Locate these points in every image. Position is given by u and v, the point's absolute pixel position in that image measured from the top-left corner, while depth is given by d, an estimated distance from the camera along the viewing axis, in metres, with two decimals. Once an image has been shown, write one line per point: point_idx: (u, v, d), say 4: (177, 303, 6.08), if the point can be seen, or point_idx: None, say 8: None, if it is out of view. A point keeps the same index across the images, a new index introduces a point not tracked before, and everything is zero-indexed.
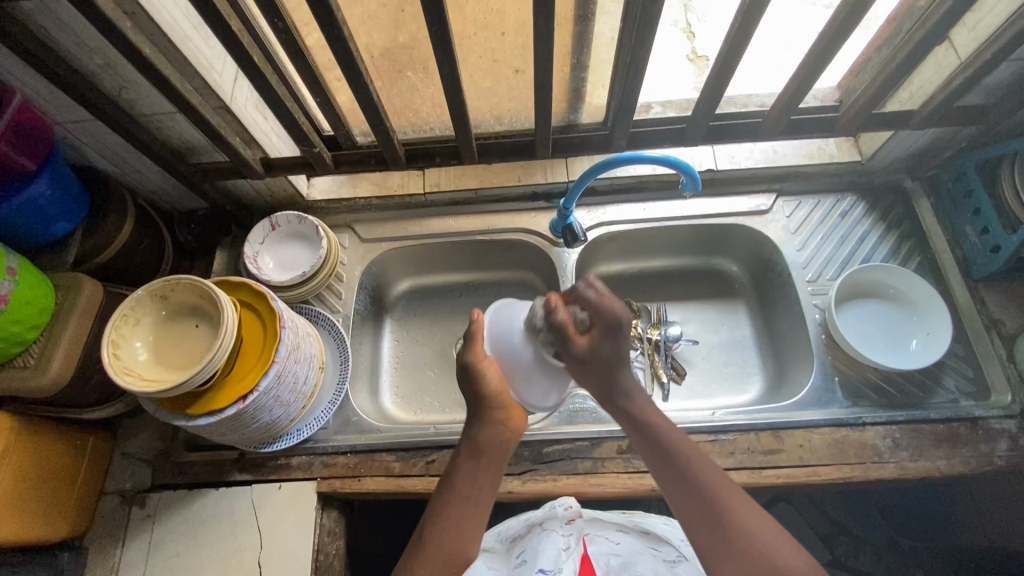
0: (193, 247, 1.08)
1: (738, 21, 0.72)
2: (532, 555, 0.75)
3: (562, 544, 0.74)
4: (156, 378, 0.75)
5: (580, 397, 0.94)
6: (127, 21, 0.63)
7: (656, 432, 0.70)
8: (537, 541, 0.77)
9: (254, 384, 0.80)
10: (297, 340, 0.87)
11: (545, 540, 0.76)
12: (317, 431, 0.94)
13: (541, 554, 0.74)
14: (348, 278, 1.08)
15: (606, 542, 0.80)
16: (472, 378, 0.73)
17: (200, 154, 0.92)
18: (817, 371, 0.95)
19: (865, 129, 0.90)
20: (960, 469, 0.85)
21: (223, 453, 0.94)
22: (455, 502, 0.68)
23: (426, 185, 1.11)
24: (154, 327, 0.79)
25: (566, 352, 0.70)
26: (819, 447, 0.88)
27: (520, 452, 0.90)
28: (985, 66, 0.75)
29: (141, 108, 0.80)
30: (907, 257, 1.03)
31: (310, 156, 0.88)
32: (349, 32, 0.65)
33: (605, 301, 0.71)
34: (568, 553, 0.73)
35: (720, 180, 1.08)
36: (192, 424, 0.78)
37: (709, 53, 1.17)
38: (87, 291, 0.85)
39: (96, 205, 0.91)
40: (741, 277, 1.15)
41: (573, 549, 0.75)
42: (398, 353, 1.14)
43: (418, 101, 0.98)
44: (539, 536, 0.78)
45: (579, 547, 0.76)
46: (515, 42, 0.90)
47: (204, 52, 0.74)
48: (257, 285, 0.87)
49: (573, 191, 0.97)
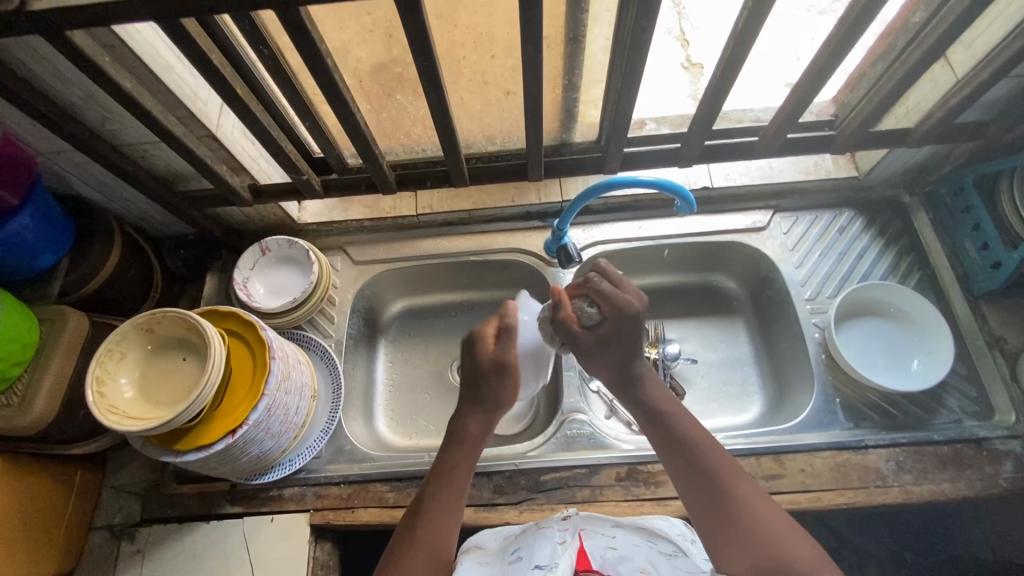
0: (183, 273, 1.07)
1: (728, 50, 0.71)
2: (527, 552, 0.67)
3: (558, 540, 0.67)
4: (142, 415, 0.73)
5: (577, 422, 0.93)
6: (106, 57, 0.61)
7: (669, 421, 0.69)
8: (533, 539, 0.69)
9: (244, 418, 0.78)
10: (287, 370, 0.85)
11: (541, 539, 0.68)
12: (310, 460, 0.93)
13: (536, 552, 0.66)
14: (340, 302, 1.06)
15: (604, 537, 0.69)
16: (498, 377, 0.72)
17: (188, 182, 0.90)
18: (818, 393, 0.93)
19: (862, 147, 0.89)
20: (966, 492, 0.84)
21: (214, 485, 0.92)
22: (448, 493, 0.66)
23: (418, 206, 1.10)
24: (139, 362, 0.78)
25: (574, 343, 0.74)
26: (822, 472, 0.86)
27: (517, 481, 0.88)
28: (983, 85, 0.74)
29: (125, 138, 0.79)
30: (908, 273, 1.01)
31: (299, 183, 0.87)
32: (334, 63, 0.64)
33: (622, 289, 0.73)
34: (563, 548, 0.65)
35: (716, 198, 1.07)
36: (180, 460, 0.76)
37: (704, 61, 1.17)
38: (72, 324, 0.84)
39: (82, 235, 0.89)
40: (739, 294, 1.13)
41: (569, 543, 0.66)
42: (393, 375, 1.12)
43: (408, 124, 0.96)
44: (534, 535, 0.70)
45: (574, 542, 0.66)
46: (505, 64, 0.87)
47: (189, 82, 0.73)
48: (246, 314, 0.85)
49: (567, 212, 0.95)
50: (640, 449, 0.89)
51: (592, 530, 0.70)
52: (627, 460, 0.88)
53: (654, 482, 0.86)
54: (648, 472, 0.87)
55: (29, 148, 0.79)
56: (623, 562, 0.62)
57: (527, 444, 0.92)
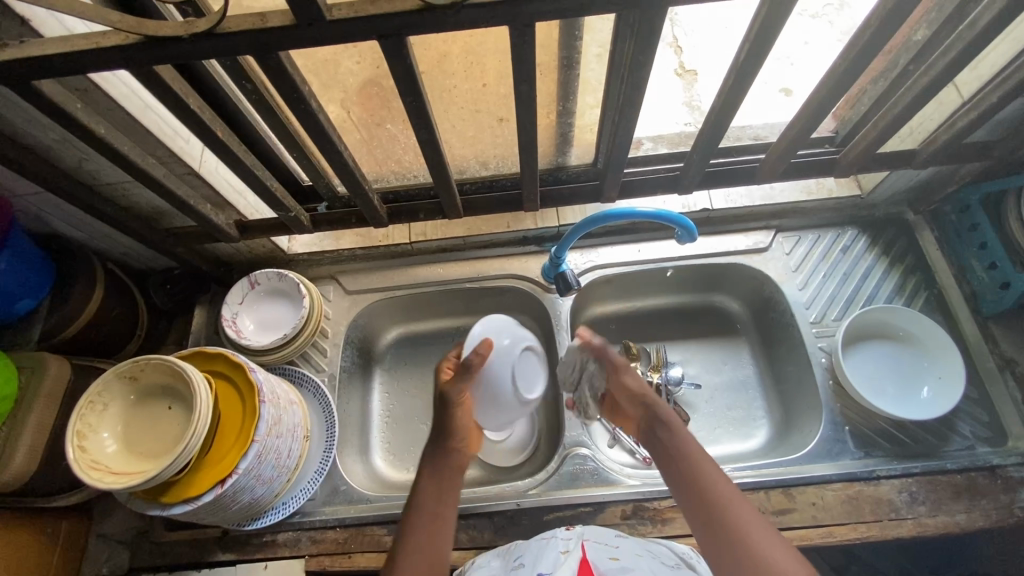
0: (170, 308, 1.04)
1: (725, 89, 0.69)
2: (530, 559, 0.68)
3: (561, 548, 0.68)
4: (126, 469, 0.70)
5: (580, 457, 0.90)
6: (78, 103, 0.58)
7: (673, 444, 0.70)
8: (538, 548, 0.70)
9: (233, 466, 0.75)
10: (279, 413, 0.82)
11: (545, 548, 0.69)
12: (304, 502, 0.90)
13: (540, 559, 0.67)
14: (333, 334, 1.03)
15: (606, 547, 0.69)
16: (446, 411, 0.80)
17: (172, 219, 0.88)
18: (826, 421, 0.91)
19: (866, 169, 0.86)
20: (982, 523, 0.81)
21: (206, 531, 0.89)
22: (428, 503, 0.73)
23: (412, 235, 1.06)
24: (122, 412, 0.74)
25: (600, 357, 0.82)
26: (833, 505, 0.84)
27: (519, 521, 0.85)
28: (991, 109, 0.72)
29: (103, 178, 0.76)
30: (914, 293, 0.99)
31: (287, 219, 0.84)
32: (319, 103, 0.61)
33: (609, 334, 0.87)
34: (567, 556, 0.66)
35: (716, 219, 1.05)
36: (168, 512, 0.73)
37: (699, 67, 1.15)
38: (52, 371, 0.81)
39: (62, 276, 0.86)
40: (742, 315, 1.11)
41: (573, 551, 0.67)
42: (389, 406, 1.09)
43: (399, 152, 0.93)
44: (537, 544, 0.71)
45: (578, 551, 0.67)
46: (496, 92, 0.88)
47: (168, 121, 0.70)
48: (234, 355, 0.82)
49: (564, 240, 0.92)
50: (646, 484, 0.86)
51: (595, 541, 0.71)
52: (633, 497, 0.85)
53: (660, 520, 0.84)
54: (654, 509, 0.84)
55: (5, 191, 0.76)
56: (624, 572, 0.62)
57: (529, 482, 0.89)
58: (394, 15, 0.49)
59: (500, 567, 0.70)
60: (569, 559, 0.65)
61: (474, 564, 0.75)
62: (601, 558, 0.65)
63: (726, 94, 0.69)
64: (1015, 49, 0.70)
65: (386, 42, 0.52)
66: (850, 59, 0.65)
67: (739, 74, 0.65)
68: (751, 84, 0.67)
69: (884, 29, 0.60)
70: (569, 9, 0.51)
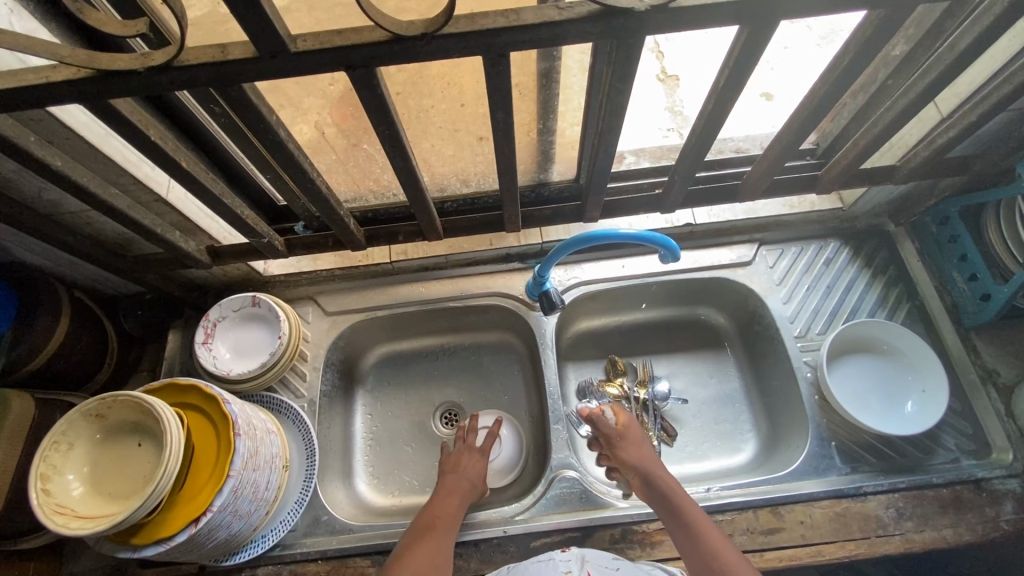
0: (142, 334, 1.00)
1: (705, 114, 0.68)
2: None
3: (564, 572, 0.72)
4: (93, 512, 0.67)
5: (567, 480, 0.89)
6: (31, 135, 0.55)
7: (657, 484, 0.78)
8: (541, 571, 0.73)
9: (208, 503, 0.72)
10: (255, 445, 0.79)
11: (548, 569, 0.73)
12: (285, 535, 0.87)
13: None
14: (312, 357, 1.00)
15: (606, 570, 0.73)
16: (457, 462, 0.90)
17: (140, 245, 0.84)
18: (813, 436, 0.90)
19: (848, 185, 0.86)
20: (967, 538, 0.81)
21: (181, 567, 0.86)
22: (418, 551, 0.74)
23: (392, 253, 1.05)
24: (88, 451, 0.71)
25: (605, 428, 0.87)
26: (821, 523, 0.83)
27: (506, 548, 0.84)
28: (969, 128, 0.72)
29: (65, 207, 0.72)
30: (897, 304, 0.99)
31: (260, 245, 0.82)
32: (288, 132, 0.59)
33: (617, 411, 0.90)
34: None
35: (700, 233, 1.04)
36: (138, 555, 0.70)
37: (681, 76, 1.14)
38: (15, 409, 0.78)
39: (25, 307, 0.82)
40: (727, 328, 1.10)
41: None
42: (372, 428, 1.06)
43: (377, 171, 0.91)
44: (540, 565, 0.74)
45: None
46: (476, 111, 0.86)
47: (131, 148, 0.67)
48: (208, 386, 0.79)
49: (548, 259, 0.91)
50: (637, 506, 0.85)
51: (595, 563, 0.74)
52: (622, 520, 0.84)
53: (651, 544, 0.82)
54: (643, 532, 0.83)
55: None
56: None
57: (516, 506, 0.88)
58: (363, 45, 0.47)
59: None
60: None
61: None
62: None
63: (707, 117, 0.68)
64: (993, 68, 0.69)
65: (355, 73, 0.50)
66: (831, 81, 0.64)
67: (719, 98, 0.64)
68: (733, 106, 0.66)
69: (863, 54, 0.59)
70: (546, 38, 0.49)
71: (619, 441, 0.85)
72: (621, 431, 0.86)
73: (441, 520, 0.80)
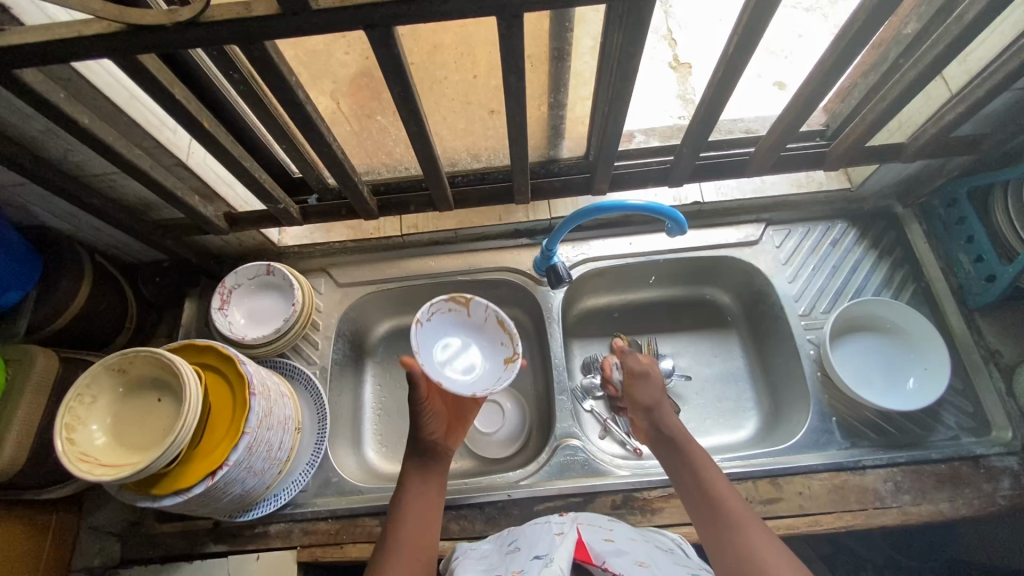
0: (160, 301, 1.03)
1: (712, 86, 0.70)
2: (528, 543, 0.68)
3: (556, 531, 0.67)
4: (116, 461, 0.70)
5: (571, 448, 0.91)
6: (61, 92, 0.58)
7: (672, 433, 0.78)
8: (534, 531, 0.70)
9: (223, 458, 0.75)
10: (269, 405, 0.82)
11: (540, 533, 0.69)
12: (296, 494, 0.90)
13: (535, 544, 0.66)
14: (324, 326, 1.03)
15: (601, 531, 0.70)
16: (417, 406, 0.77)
17: (160, 210, 0.87)
18: (814, 412, 0.92)
19: (856, 162, 0.87)
20: (964, 511, 0.83)
21: (197, 522, 0.89)
22: (414, 521, 0.72)
23: (403, 226, 1.07)
24: (111, 405, 0.74)
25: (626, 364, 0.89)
26: (820, 494, 0.85)
27: (509, 511, 0.86)
28: (979, 102, 0.73)
29: (90, 169, 0.75)
30: (902, 286, 1.00)
31: (276, 211, 0.84)
32: (307, 95, 0.61)
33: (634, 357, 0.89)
34: (562, 538, 0.65)
35: (707, 212, 1.05)
36: (158, 505, 0.73)
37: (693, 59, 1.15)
38: (40, 366, 0.80)
39: (50, 268, 0.85)
40: (733, 308, 1.11)
41: (568, 534, 0.67)
42: (381, 398, 1.09)
43: (390, 143, 0.92)
44: (533, 528, 0.71)
45: (572, 533, 0.66)
46: (487, 84, 0.87)
47: (155, 111, 0.70)
48: (224, 348, 0.81)
49: (556, 232, 0.92)
50: (637, 475, 0.87)
51: (590, 526, 0.70)
52: (623, 488, 0.86)
53: (651, 510, 0.85)
54: (644, 498, 0.85)
55: None
56: (618, 555, 0.64)
57: (520, 473, 0.90)
58: (381, 4, 0.49)
59: (494, 550, 0.71)
60: (564, 541, 0.64)
61: (464, 549, 0.75)
62: (596, 541, 0.66)
63: (715, 87, 0.70)
64: (1003, 44, 0.70)
65: (373, 33, 0.52)
66: (839, 52, 0.65)
67: (728, 66, 0.65)
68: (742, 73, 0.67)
69: (872, 24, 0.60)
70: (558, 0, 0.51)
71: (640, 377, 0.86)
72: (647, 367, 0.86)
73: (423, 489, 0.75)
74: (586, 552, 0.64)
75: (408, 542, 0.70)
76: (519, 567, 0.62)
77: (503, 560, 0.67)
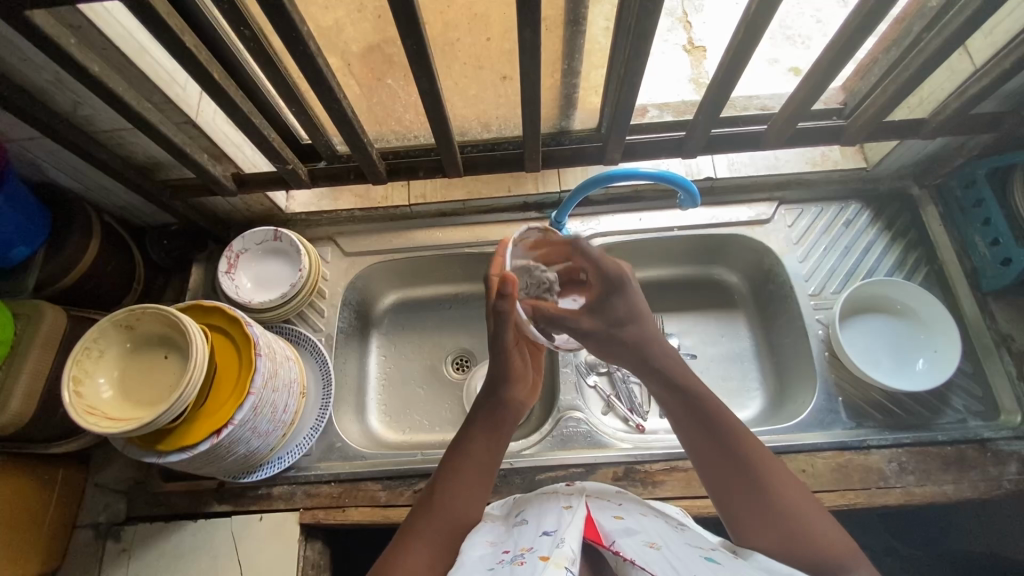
0: (167, 264, 1.03)
1: (733, 45, 0.69)
2: (535, 518, 0.60)
3: (563, 505, 0.60)
4: (123, 415, 0.70)
5: (573, 420, 0.91)
6: (70, 37, 0.57)
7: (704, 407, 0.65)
8: (541, 506, 0.63)
9: (229, 417, 0.75)
10: (275, 367, 0.82)
11: (546, 507, 0.62)
12: (300, 458, 0.91)
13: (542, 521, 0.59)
14: (330, 295, 1.03)
15: (610, 508, 0.62)
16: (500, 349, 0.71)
17: (168, 170, 0.87)
18: (820, 391, 0.91)
19: (874, 138, 0.85)
20: (968, 494, 0.82)
21: (202, 482, 0.90)
22: (466, 477, 0.65)
23: (411, 195, 1.06)
24: (119, 360, 0.74)
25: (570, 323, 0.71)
26: (823, 472, 0.85)
27: (511, 480, 0.86)
28: (1005, 75, 0.71)
29: (99, 124, 0.74)
30: (915, 268, 0.98)
31: (284, 172, 0.83)
32: (316, 45, 0.62)
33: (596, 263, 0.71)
34: (569, 516, 0.57)
35: (719, 189, 1.03)
36: (163, 461, 0.73)
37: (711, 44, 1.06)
38: (48, 321, 0.80)
39: (58, 226, 0.85)
40: (741, 288, 1.10)
41: (577, 508, 0.60)
42: (386, 369, 1.09)
43: (399, 109, 0.91)
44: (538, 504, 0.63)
45: (581, 510, 0.59)
46: (502, 48, 0.83)
47: (165, 65, 0.69)
48: (231, 309, 0.81)
49: (565, 203, 0.91)
50: (638, 448, 0.88)
51: (597, 501, 0.64)
52: (625, 460, 0.86)
53: (652, 482, 0.85)
54: (646, 471, 0.85)
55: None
56: (629, 534, 0.56)
57: (522, 442, 0.90)
58: None
59: (500, 525, 0.64)
60: (574, 518, 0.57)
61: None
62: (605, 519, 0.59)
63: (733, 54, 0.70)
64: None
65: None
66: (863, 17, 0.64)
67: (749, 28, 0.65)
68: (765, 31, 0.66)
69: None
70: None
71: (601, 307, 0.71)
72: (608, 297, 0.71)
73: (482, 445, 0.68)
74: (595, 530, 0.56)
75: (457, 498, 0.63)
76: (527, 546, 0.54)
77: (510, 535, 0.60)
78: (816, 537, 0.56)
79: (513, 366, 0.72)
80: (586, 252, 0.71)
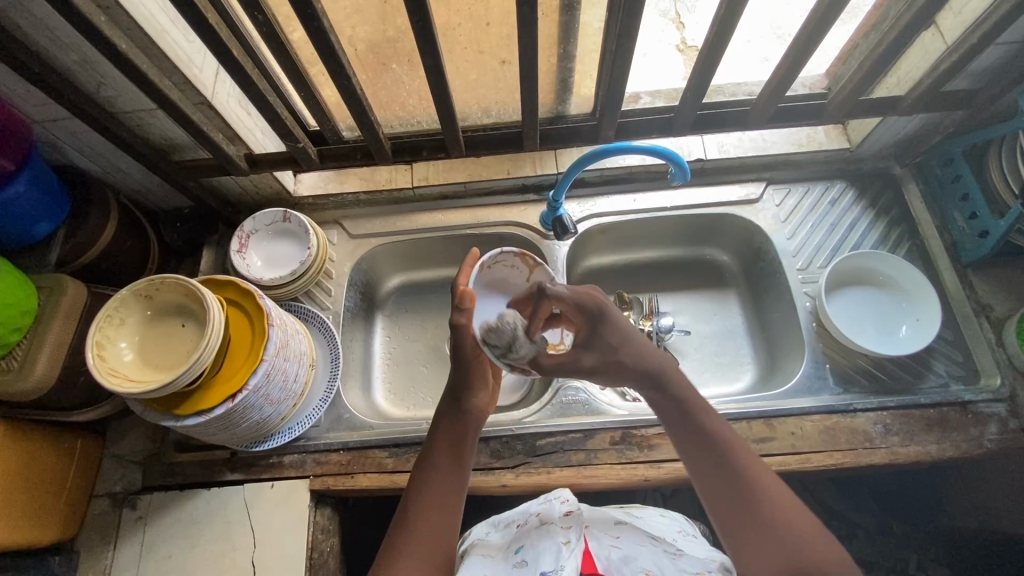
0: (179, 247, 1.07)
1: (717, 20, 0.73)
2: (534, 555, 0.66)
3: (562, 539, 0.66)
4: (143, 379, 0.74)
5: (572, 389, 0.95)
6: (101, 16, 0.62)
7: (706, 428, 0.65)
8: (538, 538, 0.69)
9: (243, 382, 0.78)
10: (286, 338, 0.85)
11: (545, 540, 0.68)
12: (309, 428, 0.94)
13: (542, 555, 0.65)
14: (337, 275, 1.07)
15: (606, 537, 0.69)
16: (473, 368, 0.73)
17: (183, 152, 0.91)
18: (808, 359, 0.95)
19: (853, 116, 0.90)
20: (951, 453, 0.86)
21: (215, 452, 0.93)
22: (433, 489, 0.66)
23: (414, 178, 1.10)
24: (139, 328, 0.78)
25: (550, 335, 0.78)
26: (812, 434, 0.88)
27: (513, 446, 0.90)
28: (973, 50, 0.76)
29: (121, 105, 0.78)
30: (897, 243, 1.03)
31: (296, 151, 0.88)
32: (330, 23, 0.67)
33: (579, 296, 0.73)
34: (569, 549, 0.64)
35: (709, 170, 1.08)
36: (180, 424, 0.76)
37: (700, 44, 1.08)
38: (70, 293, 0.84)
39: (78, 205, 0.89)
40: (732, 266, 1.14)
41: (575, 543, 0.65)
42: (390, 348, 1.13)
43: (404, 94, 0.95)
44: (537, 532, 0.70)
45: (579, 542, 0.66)
46: (500, 33, 0.88)
47: (183, 47, 0.73)
48: (244, 282, 0.85)
49: (562, 182, 0.96)
50: (634, 414, 0.91)
51: (595, 534, 0.69)
52: (621, 425, 0.90)
53: (647, 445, 0.88)
54: (641, 436, 0.89)
55: (24, 115, 0.78)
56: (626, 565, 0.63)
57: (524, 411, 0.94)
58: None
59: (501, 559, 0.70)
60: (571, 554, 0.63)
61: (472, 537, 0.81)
62: (603, 549, 0.66)
63: (725, 15, 0.72)
64: None
65: None
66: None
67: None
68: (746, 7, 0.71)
69: None
70: None
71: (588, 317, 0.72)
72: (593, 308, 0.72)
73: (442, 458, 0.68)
74: (592, 564, 0.64)
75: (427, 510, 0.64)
76: None
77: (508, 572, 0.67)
78: (813, 554, 0.55)
79: (474, 379, 0.74)
80: (552, 292, 0.73)
